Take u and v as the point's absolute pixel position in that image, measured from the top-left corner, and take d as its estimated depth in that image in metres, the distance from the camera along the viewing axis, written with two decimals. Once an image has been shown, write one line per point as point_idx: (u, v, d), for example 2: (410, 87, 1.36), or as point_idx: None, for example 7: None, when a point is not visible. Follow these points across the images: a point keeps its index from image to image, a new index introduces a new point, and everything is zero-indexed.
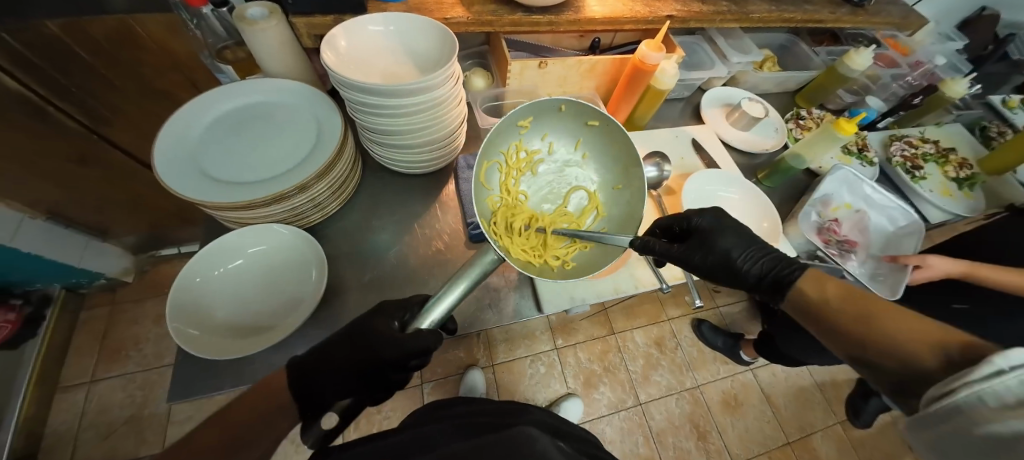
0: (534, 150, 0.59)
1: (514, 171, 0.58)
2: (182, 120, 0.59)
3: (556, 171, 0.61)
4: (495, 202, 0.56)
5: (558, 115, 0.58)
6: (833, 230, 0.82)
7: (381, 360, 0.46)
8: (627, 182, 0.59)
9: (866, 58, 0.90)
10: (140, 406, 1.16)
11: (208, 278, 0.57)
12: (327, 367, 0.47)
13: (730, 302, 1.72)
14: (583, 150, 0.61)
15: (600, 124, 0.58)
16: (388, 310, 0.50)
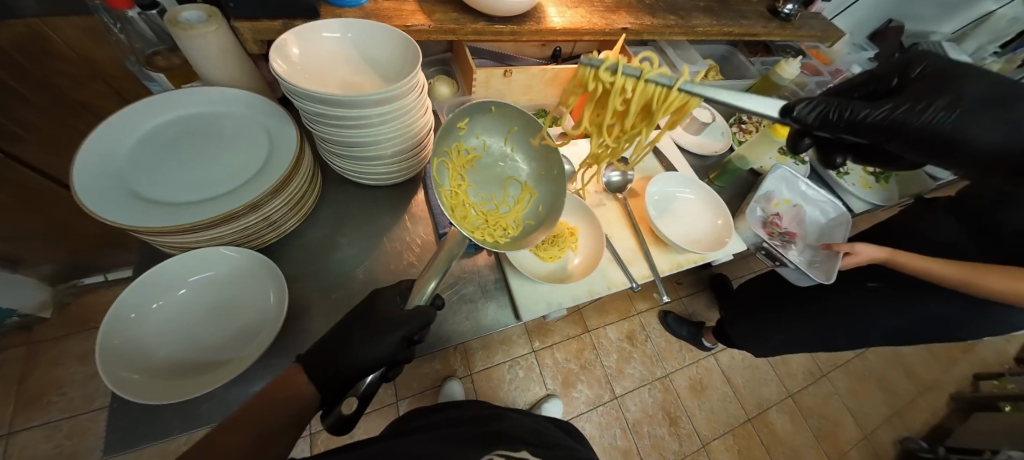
0: (469, 146, 0.59)
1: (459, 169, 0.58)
2: (107, 134, 0.53)
3: (491, 164, 0.62)
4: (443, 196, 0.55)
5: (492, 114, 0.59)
6: (777, 223, 0.91)
7: (395, 338, 0.49)
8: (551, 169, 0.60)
9: (794, 68, 1.00)
10: (67, 458, 1.01)
11: (148, 312, 0.51)
12: (336, 355, 0.49)
13: (691, 293, 1.84)
14: (512, 144, 0.61)
15: (517, 117, 0.58)
16: (390, 293, 0.55)
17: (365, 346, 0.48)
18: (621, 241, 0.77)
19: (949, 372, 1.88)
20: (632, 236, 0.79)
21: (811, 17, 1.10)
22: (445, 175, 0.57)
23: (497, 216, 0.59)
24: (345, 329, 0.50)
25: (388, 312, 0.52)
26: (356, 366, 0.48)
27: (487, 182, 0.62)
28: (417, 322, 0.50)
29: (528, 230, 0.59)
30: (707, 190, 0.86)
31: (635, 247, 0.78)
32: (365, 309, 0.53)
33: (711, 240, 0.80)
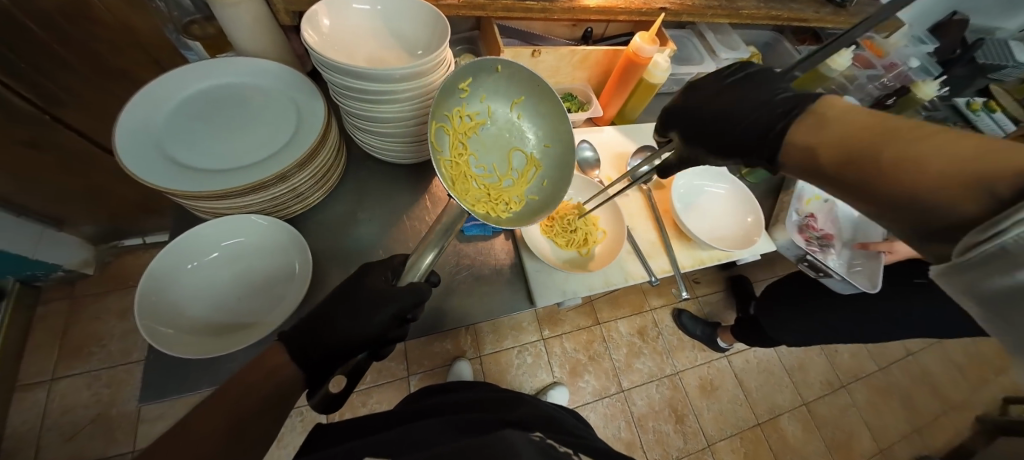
0: (473, 112, 0.58)
1: (461, 135, 0.56)
2: (147, 98, 0.55)
3: (495, 133, 0.60)
4: (447, 166, 0.54)
5: (495, 76, 0.57)
6: (812, 225, 0.86)
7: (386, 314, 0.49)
8: (557, 140, 0.59)
9: (845, 58, 0.94)
10: (108, 404, 1.10)
11: (183, 273, 0.53)
12: (322, 331, 0.47)
13: (708, 292, 1.79)
14: (518, 113, 0.60)
15: (525, 86, 0.58)
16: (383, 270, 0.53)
17: (352, 325, 0.48)
18: (642, 233, 0.75)
19: (980, 393, 1.79)
20: (654, 229, 0.76)
21: (868, 3, 1.01)
22: (446, 139, 0.55)
23: (498, 189, 0.58)
24: (332, 304, 0.50)
25: (378, 288, 0.50)
26: (351, 345, 0.48)
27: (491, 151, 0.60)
28: (408, 299, 0.49)
29: (531, 204, 0.58)
30: (736, 185, 0.82)
31: (656, 240, 0.75)
32: (354, 286, 0.51)
33: (737, 238, 0.77)
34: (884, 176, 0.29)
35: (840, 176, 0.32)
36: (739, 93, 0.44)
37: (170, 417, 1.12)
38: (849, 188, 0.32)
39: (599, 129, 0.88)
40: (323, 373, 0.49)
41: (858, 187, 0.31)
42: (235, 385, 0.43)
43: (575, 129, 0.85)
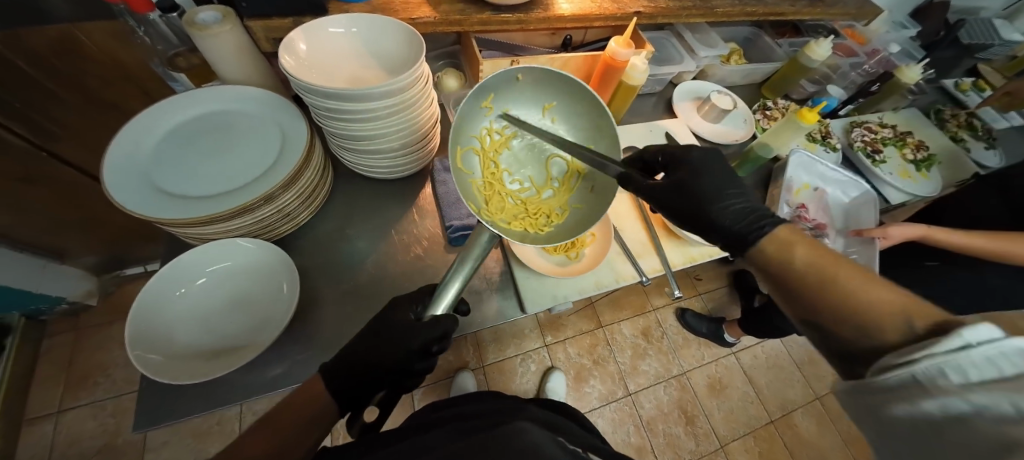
0: (502, 127, 0.59)
1: (492, 152, 0.58)
2: (133, 133, 0.56)
3: (527, 146, 0.62)
4: (478, 184, 0.56)
5: (518, 85, 0.59)
6: (804, 215, 0.86)
7: (411, 348, 0.49)
8: (600, 139, 0.60)
9: (824, 49, 0.94)
10: (113, 434, 1.11)
11: (172, 300, 0.54)
12: (353, 360, 0.49)
13: (711, 289, 1.77)
14: (550, 118, 0.61)
15: (557, 90, 0.60)
16: (404, 303, 0.52)
17: (374, 360, 0.48)
18: (631, 233, 0.75)
19: None
20: (643, 229, 0.76)
21: None
22: (479, 161, 0.57)
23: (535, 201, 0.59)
24: (362, 338, 0.50)
25: (399, 321, 0.50)
26: (379, 373, 0.49)
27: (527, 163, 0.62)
28: (434, 332, 0.49)
29: (570, 216, 0.58)
30: None
31: (645, 240, 0.75)
32: (374, 321, 0.52)
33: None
34: (843, 309, 0.38)
35: (799, 290, 0.43)
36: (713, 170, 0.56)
37: (176, 443, 1.13)
38: (804, 305, 0.43)
39: None
40: (354, 399, 0.49)
41: (812, 309, 0.41)
42: (282, 419, 0.45)
43: None
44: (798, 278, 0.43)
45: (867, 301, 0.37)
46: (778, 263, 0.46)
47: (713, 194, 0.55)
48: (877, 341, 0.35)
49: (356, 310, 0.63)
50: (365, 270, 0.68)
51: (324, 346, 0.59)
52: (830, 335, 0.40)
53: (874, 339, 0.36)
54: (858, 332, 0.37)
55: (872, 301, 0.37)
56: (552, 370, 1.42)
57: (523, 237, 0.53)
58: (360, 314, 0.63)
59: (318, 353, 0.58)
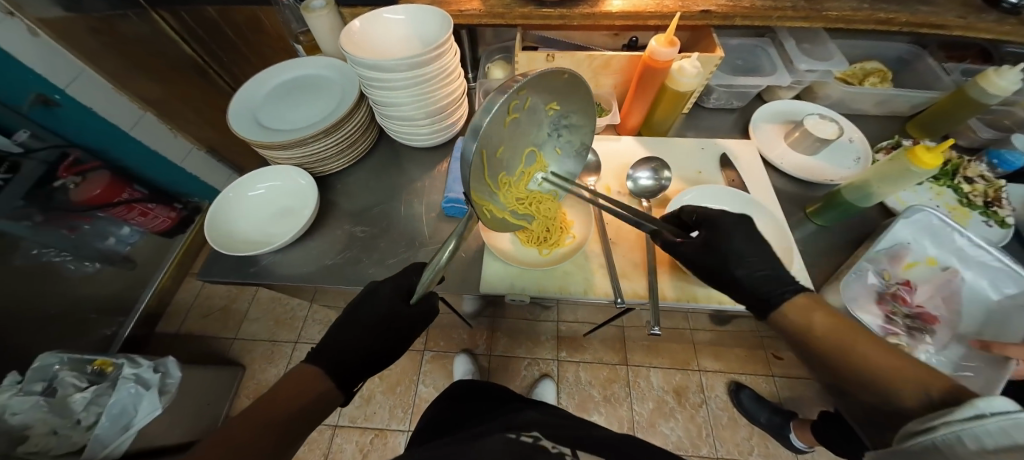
0: (519, 107, 0.45)
1: (497, 143, 0.47)
2: (251, 89, 0.79)
3: (524, 132, 0.52)
4: (476, 181, 0.47)
5: (557, 78, 0.45)
6: (902, 297, 0.61)
7: (397, 322, 0.57)
8: (566, 146, 0.61)
9: (1013, 80, 0.65)
10: (231, 300, 1.57)
11: (239, 200, 0.75)
12: (343, 340, 0.56)
13: (791, 375, 1.38)
14: (552, 113, 0.52)
15: (567, 89, 0.49)
16: (386, 282, 0.59)
17: (362, 333, 0.57)
18: (624, 251, 0.67)
19: None
20: (641, 250, 0.67)
21: None
22: (491, 150, 0.47)
23: (520, 189, 0.58)
24: (349, 321, 0.58)
25: (383, 301, 0.58)
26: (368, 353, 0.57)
27: (516, 153, 0.54)
28: (420, 309, 0.59)
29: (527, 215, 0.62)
30: (771, 218, 0.66)
31: (639, 262, 0.66)
32: (359, 302, 0.59)
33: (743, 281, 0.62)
34: (855, 370, 0.39)
35: (822, 353, 0.42)
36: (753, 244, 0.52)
37: (260, 322, 1.51)
38: (823, 365, 0.43)
39: (616, 138, 0.83)
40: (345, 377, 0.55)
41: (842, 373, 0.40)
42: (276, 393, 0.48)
43: None
44: (821, 343, 0.42)
45: (883, 364, 0.37)
46: (803, 329, 0.45)
47: (732, 261, 0.50)
48: (898, 410, 0.36)
49: (351, 244, 0.74)
50: (372, 216, 0.78)
51: (318, 263, 0.72)
52: (858, 402, 0.40)
53: (892, 403, 0.36)
54: (880, 399, 0.37)
55: (886, 366, 0.37)
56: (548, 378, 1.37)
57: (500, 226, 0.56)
58: (352, 249, 0.73)
59: (311, 267, 0.71)
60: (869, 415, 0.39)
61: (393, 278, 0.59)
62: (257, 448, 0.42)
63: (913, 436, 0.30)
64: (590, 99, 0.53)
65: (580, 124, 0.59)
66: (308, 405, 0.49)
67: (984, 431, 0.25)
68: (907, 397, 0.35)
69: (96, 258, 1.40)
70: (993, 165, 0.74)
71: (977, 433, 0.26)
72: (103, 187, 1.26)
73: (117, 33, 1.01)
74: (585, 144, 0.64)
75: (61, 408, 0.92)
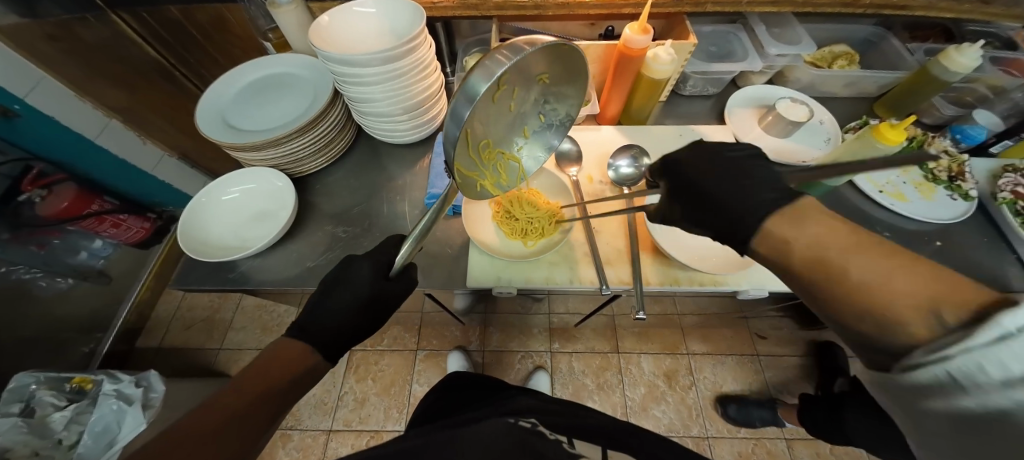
0: (508, 85, 0.44)
1: (483, 119, 0.47)
2: (220, 87, 0.77)
3: (511, 108, 0.51)
4: (459, 157, 0.47)
5: (548, 52, 0.43)
6: None
7: (380, 301, 0.56)
8: (552, 115, 0.59)
9: (973, 57, 0.68)
10: (214, 311, 1.53)
11: (213, 205, 0.73)
12: (325, 319, 0.55)
13: (776, 353, 1.42)
14: (542, 86, 0.51)
15: (556, 61, 0.47)
16: (364, 261, 0.57)
17: (345, 313, 0.55)
18: (608, 239, 0.68)
19: None
20: (624, 237, 0.68)
21: None
22: (475, 128, 0.46)
23: (496, 161, 0.58)
24: (326, 295, 0.56)
25: (363, 282, 0.55)
26: (348, 328, 0.56)
27: (501, 126, 0.53)
28: (400, 286, 0.57)
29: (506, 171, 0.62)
30: None
31: (623, 248, 0.67)
32: (342, 284, 0.57)
33: (722, 260, 0.63)
34: (849, 301, 0.31)
35: (814, 286, 0.33)
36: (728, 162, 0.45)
37: (246, 331, 1.48)
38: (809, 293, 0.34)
39: (596, 128, 0.83)
40: (332, 348, 0.54)
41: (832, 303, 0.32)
42: (260, 368, 0.47)
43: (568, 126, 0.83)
44: (812, 278, 0.33)
45: (893, 292, 0.28)
46: (777, 254, 0.36)
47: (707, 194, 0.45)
48: (900, 341, 0.28)
49: (334, 245, 0.73)
50: (355, 216, 0.77)
51: (300, 266, 0.70)
52: (851, 327, 0.32)
53: (894, 336, 0.28)
54: (878, 326, 0.29)
55: (889, 293, 0.29)
56: (543, 371, 1.38)
57: (474, 192, 0.57)
58: (334, 250, 0.72)
59: (293, 270, 0.69)
60: (858, 338, 0.32)
61: (369, 256, 0.57)
62: (256, 418, 0.42)
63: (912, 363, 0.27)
64: (581, 71, 0.51)
65: (567, 95, 0.56)
66: (292, 377, 0.48)
67: (1013, 355, 0.22)
68: (917, 330, 0.27)
69: (69, 274, 1.33)
70: (957, 140, 0.78)
71: (1002, 359, 0.23)
72: (70, 199, 1.22)
73: (74, 37, 0.96)
74: (571, 116, 0.62)
75: (41, 428, 0.89)
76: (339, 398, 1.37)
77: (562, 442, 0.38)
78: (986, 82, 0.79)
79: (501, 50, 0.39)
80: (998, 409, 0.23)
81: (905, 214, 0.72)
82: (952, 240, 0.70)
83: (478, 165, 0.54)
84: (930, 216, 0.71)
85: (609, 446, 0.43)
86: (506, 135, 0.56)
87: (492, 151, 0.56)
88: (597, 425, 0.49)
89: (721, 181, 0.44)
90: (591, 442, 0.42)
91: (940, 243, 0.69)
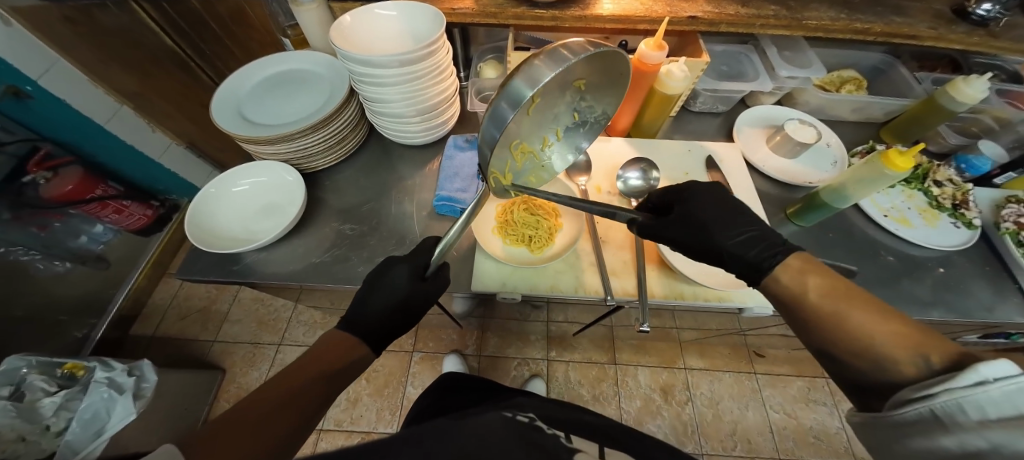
0: (547, 89, 0.42)
1: (522, 125, 0.45)
2: (236, 81, 0.77)
3: (547, 110, 0.49)
4: (494, 163, 0.46)
5: (588, 57, 0.41)
6: None
7: (416, 301, 0.56)
8: (587, 112, 0.56)
9: (981, 89, 0.70)
10: (211, 302, 1.52)
11: (221, 196, 0.72)
12: (365, 313, 0.55)
13: (773, 372, 1.42)
14: (579, 87, 0.48)
15: (596, 65, 0.45)
16: (402, 261, 0.57)
17: (383, 312, 0.55)
18: (615, 250, 0.68)
19: None
20: (630, 248, 0.68)
21: None
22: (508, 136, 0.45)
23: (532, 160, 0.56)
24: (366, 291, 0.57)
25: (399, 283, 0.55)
26: (387, 327, 0.56)
27: (538, 128, 0.51)
28: (433, 287, 0.58)
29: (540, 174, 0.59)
30: None
31: (629, 260, 0.67)
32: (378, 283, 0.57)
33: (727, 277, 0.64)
34: (849, 338, 0.38)
35: (810, 317, 0.41)
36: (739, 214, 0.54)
37: (242, 324, 1.47)
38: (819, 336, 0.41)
39: (606, 139, 0.84)
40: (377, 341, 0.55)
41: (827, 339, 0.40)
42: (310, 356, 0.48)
43: None
44: (809, 310, 0.41)
45: (882, 332, 0.36)
46: (793, 290, 0.44)
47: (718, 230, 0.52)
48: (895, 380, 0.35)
49: (340, 242, 0.73)
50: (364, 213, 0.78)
51: (305, 261, 0.70)
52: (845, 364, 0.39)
53: (891, 374, 0.35)
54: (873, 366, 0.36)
55: (879, 333, 0.36)
56: (538, 379, 1.37)
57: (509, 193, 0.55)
58: (340, 247, 0.72)
59: (297, 266, 0.69)
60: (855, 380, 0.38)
61: (406, 259, 0.57)
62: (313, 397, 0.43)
63: (906, 405, 0.31)
64: (622, 72, 0.49)
65: (600, 94, 0.53)
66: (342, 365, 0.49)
67: (988, 400, 0.26)
68: (906, 366, 0.34)
69: (67, 257, 1.33)
70: (961, 169, 0.80)
71: (980, 403, 0.26)
72: (75, 183, 1.21)
73: (92, 22, 0.96)
74: (605, 114, 0.59)
75: (30, 413, 0.87)
76: (332, 397, 1.36)
77: (558, 436, 0.37)
78: (991, 113, 0.80)
79: (541, 56, 0.38)
80: (975, 450, 0.26)
81: (907, 239, 0.73)
82: (954, 268, 0.70)
83: (514, 165, 0.52)
84: (932, 243, 0.72)
85: (606, 445, 0.42)
86: (542, 136, 0.54)
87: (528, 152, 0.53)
88: (599, 427, 0.48)
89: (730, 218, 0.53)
90: (590, 441, 0.42)
91: (942, 271, 0.70)
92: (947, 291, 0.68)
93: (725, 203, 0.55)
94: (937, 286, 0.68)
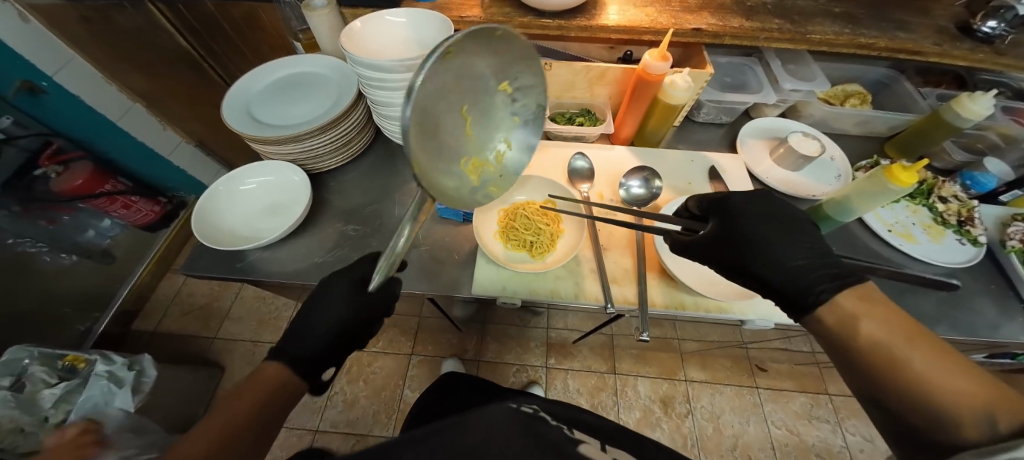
0: (451, 84, 0.36)
1: (438, 129, 0.38)
2: (247, 84, 0.79)
3: (475, 108, 0.42)
4: (430, 183, 0.37)
5: (485, 38, 0.36)
6: None
7: (365, 316, 0.56)
8: (529, 113, 0.50)
9: (985, 106, 0.70)
10: (213, 299, 1.52)
11: (228, 194, 0.74)
12: (305, 333, 0.55)
13: (776, 387, 1.40)
14: (499, 81, 0.42)
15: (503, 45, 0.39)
16: (342, 276, 0.57)
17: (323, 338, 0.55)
18: (616, 257, 0.68)
19: None
20: (632, 256, 0.68)
21: None
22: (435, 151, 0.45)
23: (483, 172, 0.48)
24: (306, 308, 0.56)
25: (341, 299, 0.55)
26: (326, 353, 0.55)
27: (471, 135, 0.44)
28: (382, 295, 0.56)
29: (495, 186, 0.51)
30: None
31: (630, 268, 0.67)
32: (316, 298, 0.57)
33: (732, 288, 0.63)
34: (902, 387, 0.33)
35: (860, 358, 0.37)
36: (802, 227, 0.51)
37: (243, 322, 1.47)
38: (862, 374, 0.37)
39: (609, 148, 0.84)
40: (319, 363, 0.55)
41: (872, 377, 0.36)
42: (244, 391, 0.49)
43: (582, 144, 0.85)
44: (860, 351, 0.36)
45: (944, 383, 0.31)
46: (845, 328, 0.39)
47: (770, 243, 0.49)
48: (949, 438, 0.30)
49: (342, 243, 0.73)
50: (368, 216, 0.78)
51: (307, 261, 0.70)
52: (894, 413, 0.35)
53: (944, 433, 0.30)
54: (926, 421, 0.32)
55: (941, 380, 0.31)
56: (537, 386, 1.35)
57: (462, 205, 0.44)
58: (342, 247, 0.73)
59: (300, 266, 0.69)
60: (903, 431, 0.34)
61: (346, 273, 0.57)
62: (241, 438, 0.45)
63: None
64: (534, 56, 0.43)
65: (531, 85, 0.47)
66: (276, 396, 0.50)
67: None
68: (968, 428, 0.29)
69: (74, 251, 1.34)
70: (967, 186, 0.79)
71: None
72: (84, 178, 1.23)
73: (110, 22, 0.99)
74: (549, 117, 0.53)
75: (30, 405, 0.87)
76: (329, 398, 1.35)
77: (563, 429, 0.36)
78: (997, 130, 0.80)
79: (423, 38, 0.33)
80: None
81: (912, 254, 0.72)
82: (960, 285, 0.69)
83: (460, 180, 0.43)
84: (938, 259, 0.71)
85: (607, 443, 0.42)
86: (482, 145, 0.46)
87: (475, 164, 0.46)
88: (593, 423, 0.48)
89: (786, 227, 0.50)
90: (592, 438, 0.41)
91: (948, 287, 0.69)
92: (953, 308, 0.67)
93: (784, 215, 0.52)
94: (943, 303, 0.67)
